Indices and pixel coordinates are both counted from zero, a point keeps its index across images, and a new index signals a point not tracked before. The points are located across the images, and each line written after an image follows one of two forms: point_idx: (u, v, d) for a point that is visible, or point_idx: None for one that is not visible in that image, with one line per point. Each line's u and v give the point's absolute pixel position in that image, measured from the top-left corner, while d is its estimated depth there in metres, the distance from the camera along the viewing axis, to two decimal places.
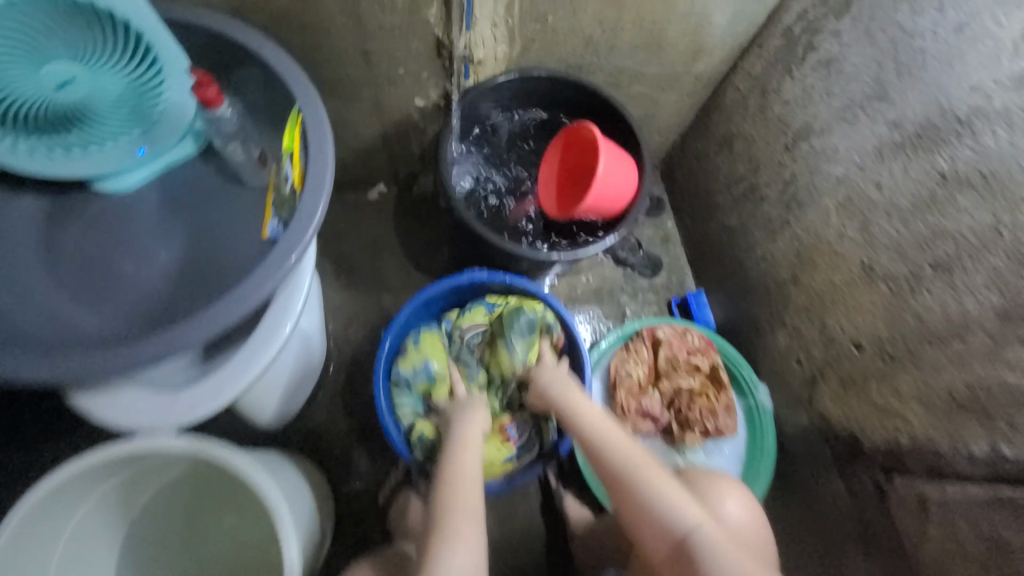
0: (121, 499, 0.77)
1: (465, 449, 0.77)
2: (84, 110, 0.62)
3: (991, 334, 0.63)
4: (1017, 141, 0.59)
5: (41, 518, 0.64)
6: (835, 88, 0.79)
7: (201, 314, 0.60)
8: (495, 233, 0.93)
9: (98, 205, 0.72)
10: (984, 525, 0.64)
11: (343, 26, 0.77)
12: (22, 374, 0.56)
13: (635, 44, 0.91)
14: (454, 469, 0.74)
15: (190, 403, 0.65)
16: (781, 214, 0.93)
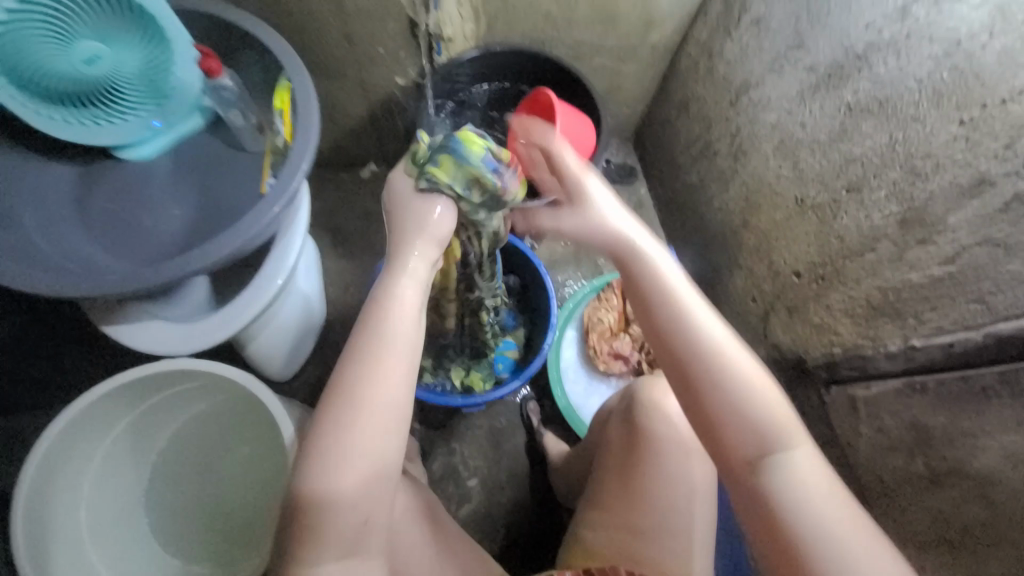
0: (155, 419, 0.92)
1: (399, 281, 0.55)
2: (105, 83, 0.73)
3: (896, 240, 0.70)
4: (903, 66, 0.67)
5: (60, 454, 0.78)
6: (765, 43, 0.88)
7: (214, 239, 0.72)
8: None
9: (120, 171, 0.83)
10: (903, 413, 0.73)
11: (326, 10, 0.88)
12: (59, 290, 0.67)
13: (590, 18, 1.01)
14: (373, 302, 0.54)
15: (226, 318, 0.81)
16: (731, 164, 1.00)
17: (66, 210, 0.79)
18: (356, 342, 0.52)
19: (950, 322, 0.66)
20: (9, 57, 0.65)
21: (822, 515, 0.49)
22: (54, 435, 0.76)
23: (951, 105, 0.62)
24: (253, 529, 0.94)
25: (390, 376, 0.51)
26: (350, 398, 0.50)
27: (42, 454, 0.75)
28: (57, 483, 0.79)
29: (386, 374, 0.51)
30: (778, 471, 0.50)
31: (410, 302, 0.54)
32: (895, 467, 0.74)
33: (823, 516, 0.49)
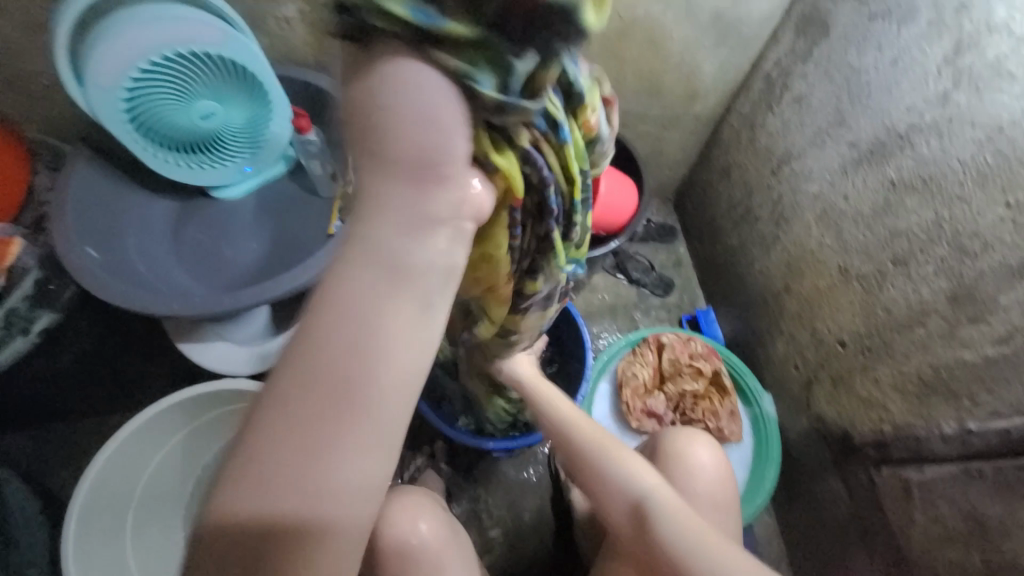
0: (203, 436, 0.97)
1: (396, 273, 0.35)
2: (213, 133, 0.85)
3: (946, 317, 0.69)
4: (947, 147, 0.68)
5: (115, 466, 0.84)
6: (806, 119, 0.91)
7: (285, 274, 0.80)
8: None
9: (210, 208, 0.94)
10: (959, 501, 0.68)
11: None
12: (151, 309, 0.75)
13: (636, 90, 1.09)
14: (359, 306, 0.35)
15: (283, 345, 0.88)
16: (772, 230, 1.02)
17: (163, 239, 0.90)
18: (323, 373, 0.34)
19: (1006, 406, 0.62)
20: (141, 110, 0.77)
21: (706, 553, 0.63)
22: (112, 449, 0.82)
23: (996, 187, 0.62)
24: None
25: (358, 446, 0.35)
26: (285, 453, 0.34)
27: (103, 459, 0.82)
28: (111, 493, 0.86)
29: (349, 444, 0.35)
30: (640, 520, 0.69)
31: (407, 306, 0.35)
32: (953, 561, 0.69)
33: (694, 546, 0.64)
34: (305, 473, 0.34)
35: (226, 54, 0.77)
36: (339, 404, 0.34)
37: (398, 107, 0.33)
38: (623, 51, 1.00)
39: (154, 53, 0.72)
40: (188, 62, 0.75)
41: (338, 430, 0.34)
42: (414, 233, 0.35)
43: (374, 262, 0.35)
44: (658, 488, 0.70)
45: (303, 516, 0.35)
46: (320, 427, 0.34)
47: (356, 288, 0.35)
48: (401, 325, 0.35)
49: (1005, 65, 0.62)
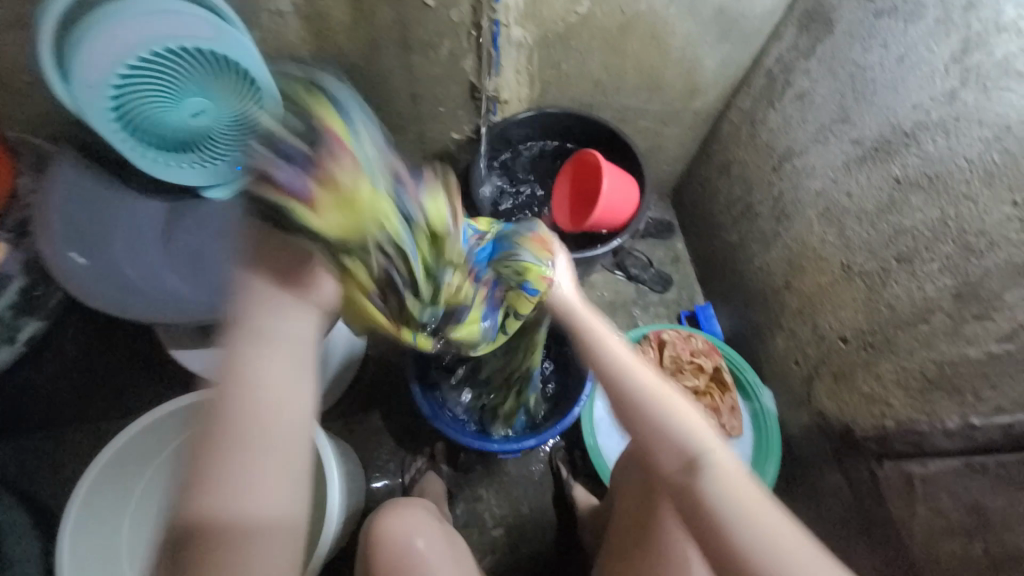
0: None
1: (276, 343, 0.51)
2: (205, 132, 0.82)
3: (951, 314, 0.70)
4: (953, 146, 0.68)
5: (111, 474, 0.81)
6: (808, 115, 0.91)
7: None
8: None
9: (203, 210, 0.90)
10: (962, 495, 0.69)
11: (397, 75, 0.98)
12: (141, 317, 0.78)
13: (637, 85, 1.08)
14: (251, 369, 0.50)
15: None
16: (773, 226, 1.02)
17: (151, 236, 0.87)
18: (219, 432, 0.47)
19: (1010, 402, 0.63)
20: (128, 106, 0.74)
21: (757, 526, 0.47)
22: (108, 455, 0.80)
23: (1003, 186, 0.63)
24: None
25: (257, 475, 0.47)
26: (184, 516, 0.46)
27: (95, 467, 0.79)
28: (105, 502, 0.82)
29: (251, 474, 0.47)
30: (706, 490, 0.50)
31: (295, 347, 0.52)
32: (955, 554, 0.70)
33: (749, 524, 0.47)
34: (199, 502, 0.45)
35: (218, 50, 0.73)
36: (233, 449, 0.47)
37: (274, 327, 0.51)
38: (625, 46, 0.99)
39: (142, 47, 0.70)
40: (177, 57, 0.73)
41: (243, 475, 0.46)
42: (279, 323, 0.52)
43: (249, 370, 0.49)
44: (717, 447, 0.52)
45: (230, 528, 0.45)
46: (224, 481, 0.46)
47: (239, 378, 0.49)
48: (289, 382, 0.50)
49: (1013, 65, 0.63)
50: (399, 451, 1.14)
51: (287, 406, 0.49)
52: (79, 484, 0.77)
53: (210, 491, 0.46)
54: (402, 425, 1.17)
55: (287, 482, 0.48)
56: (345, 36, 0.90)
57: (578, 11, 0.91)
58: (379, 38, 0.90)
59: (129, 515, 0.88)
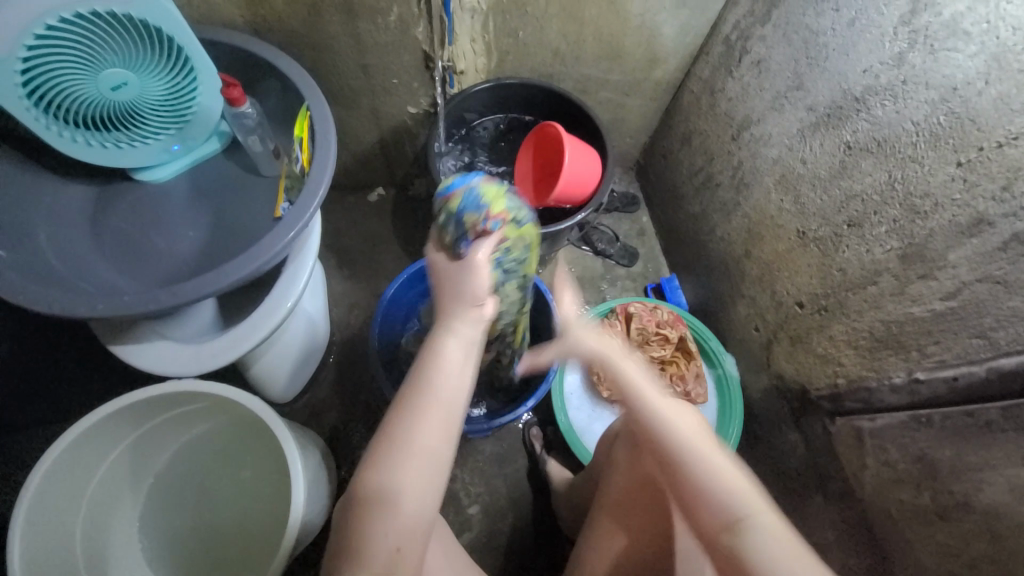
0: (157, 436, 0.91)
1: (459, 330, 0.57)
2: (130, 108, 0.75)
3: (897, 275, 0.72)
4: (901, 109, 0.69)
5: (64, 472, 0.75)
6: (765, 83, 0.91)
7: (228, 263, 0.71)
8: None
9: (138, 192, 0.85)
10: (909, 446, 0.73)
11: (345, 44, 0.92)
12: (69, 311, 0.65)
13: (597, 54, 1.06)
14: (440, 340, 0.56)
15: (233, 342, 0.81)
16: (733, 196, 1.03)
17: (80, 231, 0.79)
18: (408, 400, 0.53)
19: (952, 356, 0.66)
20: (40, 81, 0.66)
21: None
22: (63, 451, 0.73)
23: (948, 147, 0.64)
24: (260, 547, 0.92)
25: (417, 457, 0.51)
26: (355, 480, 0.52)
27: (47, 465, 0.72)
28: (58, 505, 0.76)
29: (409, 454, 0.51)
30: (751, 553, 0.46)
31: (462, 351, 0.56)
32: (903, 501, 0.74)
33: None
34: (370, 473, 0.51)
35: (137, 16, 0.67)
36: (404, 427, 0.52)
37: (478, 295, 0.58)
38: (583, 12, 0.96)
39: (49, 15, 0.62)
40: (91, 25, 0.65)
41: (407, 475, 0.51)
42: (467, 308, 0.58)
43: (454, 334, 0.56)
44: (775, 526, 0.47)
45: (368, 500, 0.50)
46: (388, 467, 0.51)
47: (439, 346, 0.56)
48: (456, 369, 0.55)
49: (961, 24, 0.62)
50: (369, 436, 1.12)
51: (451, 403, 0.54)
52: (20, 497, 0.69)
53: (379, 460, 0.51)
54: (372, 410, 1.15)
55: (430, 475, 0.52)
56: (282, 1, 0.83)
57: None
58: (320, 3, 0.84)
59: (84, 518, 0.82)
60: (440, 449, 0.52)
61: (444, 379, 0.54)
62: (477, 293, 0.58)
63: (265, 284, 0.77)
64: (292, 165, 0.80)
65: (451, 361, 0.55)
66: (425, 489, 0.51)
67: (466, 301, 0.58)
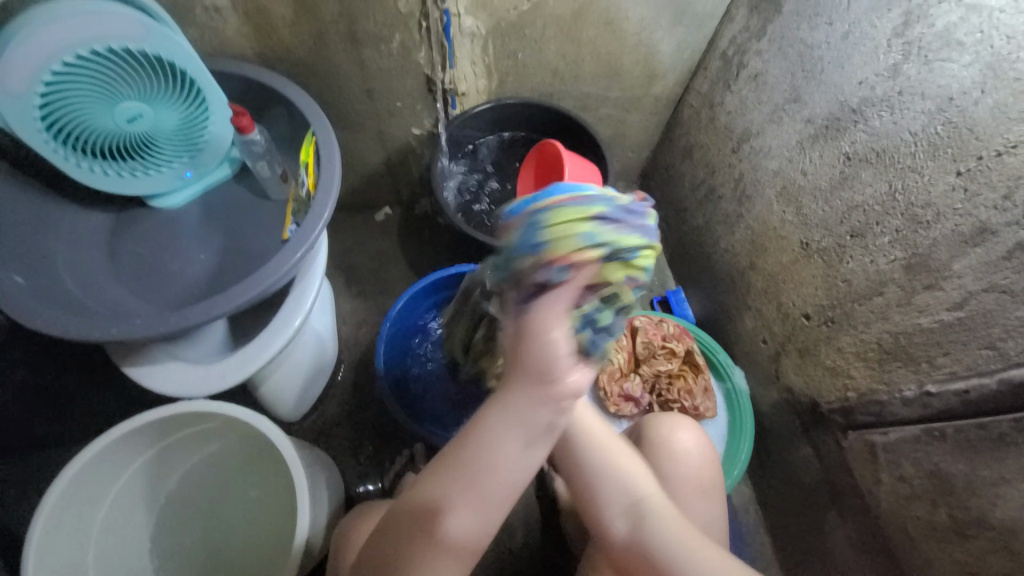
0: (168, 456, 0.92)
1: (520, 416, 0.46)
2: (145, 139, 0.78)
3: (902, 285, 0.71)
4: (898, 120, 0.69)
5: (76, 494, 0.77)
6: (763, 96, 0.92)
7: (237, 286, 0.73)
8: (484, 234, 1.07)
9: (153, 218, 0.88)
10: (923, 461, 0.71)
11: (349, 71, 0.95)
12: (84, 335, 0.68)
13: (596, 72, 1.07)
14: (498, 424, 0.47)
15: (241, 361, 0.82)
16: (735, 208, 1.03)
17: (96, 257, 0.82)
18: (453, 471, 0.50)
19: (962, 368, 0.65)
20: (58, 115, 0.69)
21: None
22: (75, 473, 0.75)
23: (947, 157, 0.64)
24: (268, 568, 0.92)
25: (462, 522, 0.50)
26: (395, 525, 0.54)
27: (60, 488, 0.74)
28: (70, 527, 0.77)
29: (453, 519, 0.50)
30: (651, 536, 0.61)
31: (527, 433, 0.47)
32: (919, 517, 0.73)
33: None
34: (410, 526, 0.52)
35: (150, 50, 0.71)
36: (450, 496, 0.50)
37: (551, 375, 0.45)
38: (580, 33, 0.98)
39: (66, 52, 0.65)
40: (107, 61, 0.68)
41: (455, 522, 0.50)
42: (536, 396, 0.46)
43: (515, 421, 0.47)
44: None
45: (409, 549, 0.52)
46: (431, 526, 0.51)
47: (496, 427, 0.47)
48: (517, 455, 0.48)
49: (955, 34, 0.62)
50: (377, 454, 1.13)
51: (511, 483, 0.49)
52: (34, 520, 0.71)
53: (424, 519, 0.51)
54: (379, 428, 1.15)
55: (479, 536, 0.52)
56: (289, 32, 0.86)
57: None
58: (325, 33, 0.87)
59: (96, 540, 0.83)
60: (492, 517, 0.51)
61: (501, 464, 0.48)
62: (551, 368, 0.44)
63: (273, 304, 0.79)
64: (299, 189, 0.83)
65: (512, 446, 0.48)
66: (472, 546, 0.52)
67: (532, 380, 0.45)
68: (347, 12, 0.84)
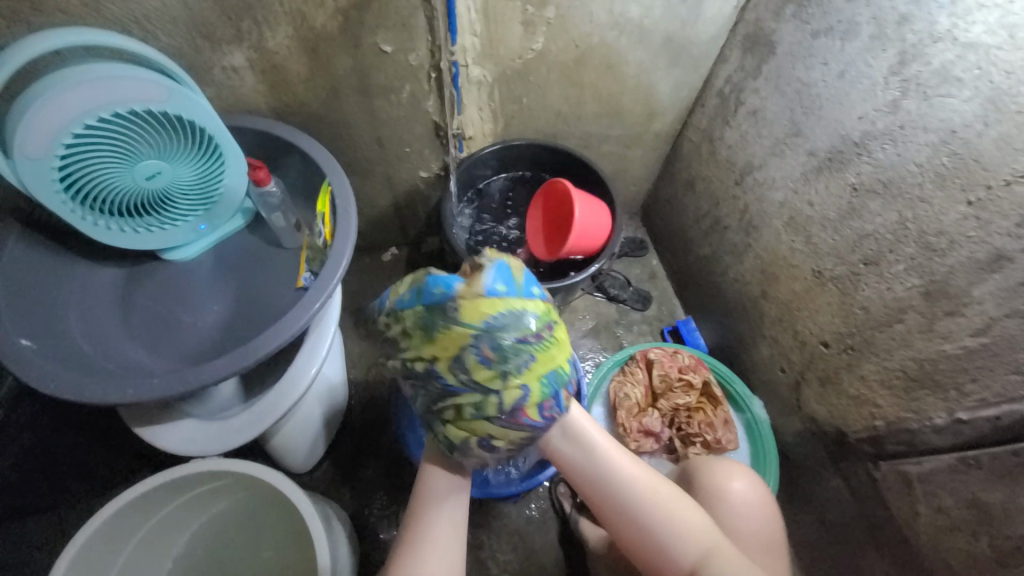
0: (177, 518, 0.88)
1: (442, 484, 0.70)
2: (160, 195, 0.78)
3: (923, 312, 0.71)
4: (902, 152, 0.71)
5: (82, 566, 0.73)
6: (763, 131, 0.95)
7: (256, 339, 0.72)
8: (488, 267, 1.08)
9: (166, 270, 0.87)
10: (961, 491, 0.69)
11: (360, 120, 0.98)
12: (100, 398, 0.66)
13: (597, 113, 1.11)
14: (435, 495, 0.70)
15: (256, 416, 0.80)
16: (742, 238, 1.05)
17: (108, 315, 0.82)
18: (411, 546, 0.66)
19: (993, 394, 0.64)
20: (77, 176, 0.70)
21: None
22: (82, 543, 0.71)
23: (955, 186, 0.65)
24: None
25: None
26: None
27: (67, 559, 0.70)
28: None
29: None
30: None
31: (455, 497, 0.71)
32: (960, 549, 0.70)
33: None
34: None
35: (171, 111, 0.72)
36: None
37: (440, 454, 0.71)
38: (583, 77, 1.02)
39: (88, 116, 0.66)
40: (127, 122, 0.69)
41: None
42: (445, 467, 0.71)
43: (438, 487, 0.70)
44: None
45: None
46: None
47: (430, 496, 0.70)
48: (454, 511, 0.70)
49: (952, 71, 0.65)
50: (393, 504, 1.09)
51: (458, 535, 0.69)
52: None
53: None
54: (395, 475, 1.12)
55: None
56: (304, 87, 0.89)
57: (534, 48, 0.94)
58: (337, 86, 0.90)
59: None
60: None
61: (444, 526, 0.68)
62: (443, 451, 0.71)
63: (292, 362, 0.79)
64: (315, 239, 0.83)
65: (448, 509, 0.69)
66: None
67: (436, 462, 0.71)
68: (359, 67, 0.87)
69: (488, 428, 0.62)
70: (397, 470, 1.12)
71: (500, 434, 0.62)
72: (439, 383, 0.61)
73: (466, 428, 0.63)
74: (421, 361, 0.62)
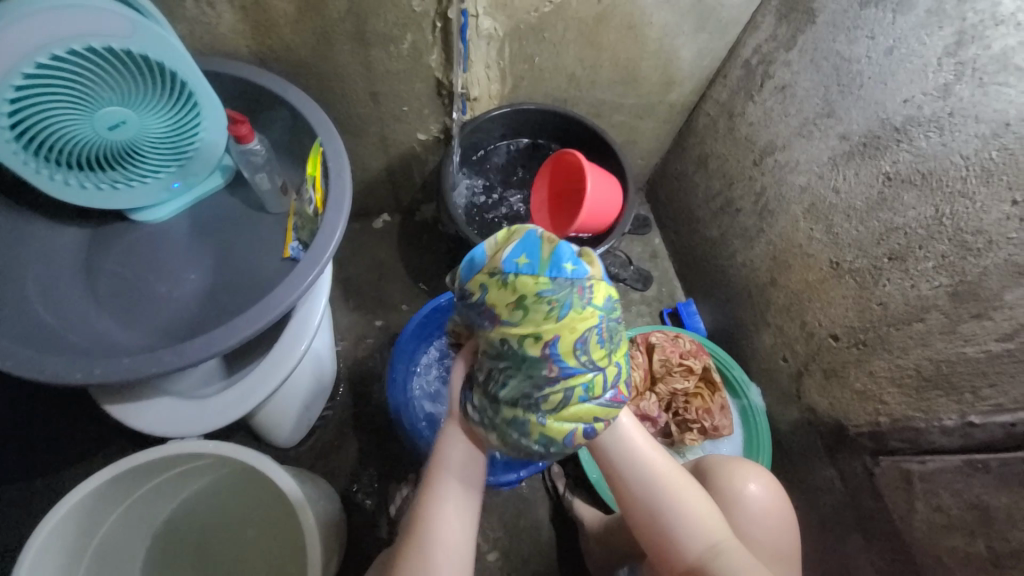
0: (160, 491, 0.84)
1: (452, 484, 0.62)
2: (129, 148, 0.69)
3: (947, 313, 0.69)
4: (948, 142, 0.66)
5: (62, 538, 0.68)
6: (790, 109, 0.89)
7: (242, 314, 0.66)
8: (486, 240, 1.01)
9: (135, 233, 0.79)
10: (963, 492, 0.69)
11: (354, 72, 0.88)
12: (65, 377, 0.59)
13: (613, 78, 1.03)
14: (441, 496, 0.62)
15: (241, 396, 0.75)
16: (755, 222, 1.00)
17: (73, 278, 0.74)
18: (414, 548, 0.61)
19: (1010, 400, 0.63)
20: (29, 124, 0.60)
21: None
22: (63, 515, 0.66)
23: (1002, 183, 0.61)
24: None
25: None
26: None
27: (45, 532, 0.65)
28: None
29: None
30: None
31: (462, 497, 0.63)
32: (956, 547, 0.70)
33: None
34: None
35: (137, 50, 0.61)
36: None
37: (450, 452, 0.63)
38: (602, 37, 0.93)
39: (39, 53, 0.56)
40: (85, 63, 0.59)
41: None
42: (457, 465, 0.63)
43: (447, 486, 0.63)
44: None
45: None
46: None
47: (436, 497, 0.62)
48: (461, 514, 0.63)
49: (1012, 58, 0.60)
50: (382, 480, 1.06)
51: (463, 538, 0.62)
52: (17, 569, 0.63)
53: None
54: (385, 451, 1.09)
55: None
56: (291, 30, 0.78)
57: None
58: (329, 31, 0.80)
59: None
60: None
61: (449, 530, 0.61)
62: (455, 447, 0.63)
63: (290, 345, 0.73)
64: (306, 205, 0.75)
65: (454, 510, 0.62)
66: None
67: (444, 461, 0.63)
68: (355, 9, 0.77)
69: (597, 412, 0.55)
70: (387, 445, 1.09)
71: (603, 417, 0.56)
72: (554, 368, 0.53)
73: (569, 418, 0.55)
74: (536, 342, 0.53)
